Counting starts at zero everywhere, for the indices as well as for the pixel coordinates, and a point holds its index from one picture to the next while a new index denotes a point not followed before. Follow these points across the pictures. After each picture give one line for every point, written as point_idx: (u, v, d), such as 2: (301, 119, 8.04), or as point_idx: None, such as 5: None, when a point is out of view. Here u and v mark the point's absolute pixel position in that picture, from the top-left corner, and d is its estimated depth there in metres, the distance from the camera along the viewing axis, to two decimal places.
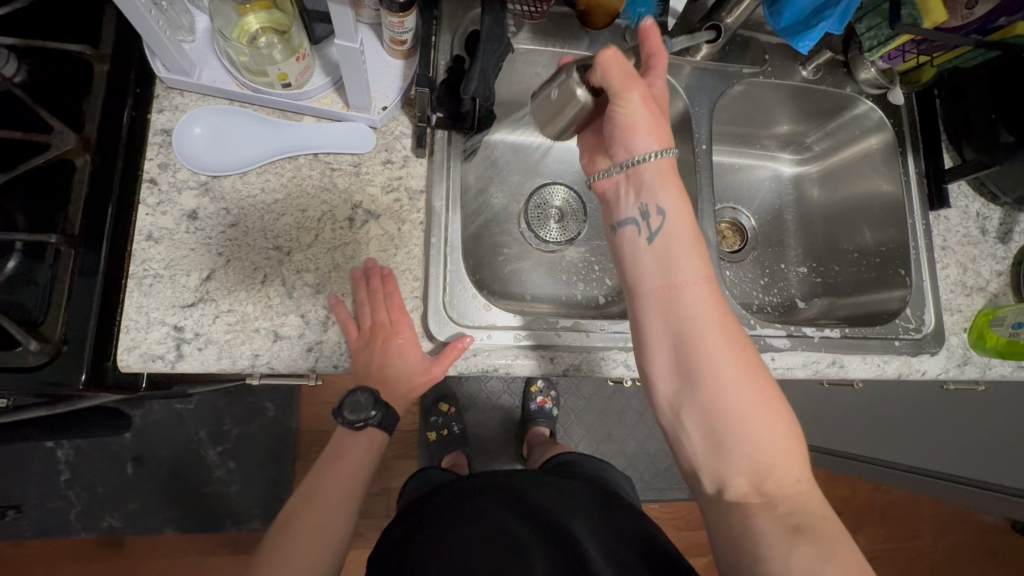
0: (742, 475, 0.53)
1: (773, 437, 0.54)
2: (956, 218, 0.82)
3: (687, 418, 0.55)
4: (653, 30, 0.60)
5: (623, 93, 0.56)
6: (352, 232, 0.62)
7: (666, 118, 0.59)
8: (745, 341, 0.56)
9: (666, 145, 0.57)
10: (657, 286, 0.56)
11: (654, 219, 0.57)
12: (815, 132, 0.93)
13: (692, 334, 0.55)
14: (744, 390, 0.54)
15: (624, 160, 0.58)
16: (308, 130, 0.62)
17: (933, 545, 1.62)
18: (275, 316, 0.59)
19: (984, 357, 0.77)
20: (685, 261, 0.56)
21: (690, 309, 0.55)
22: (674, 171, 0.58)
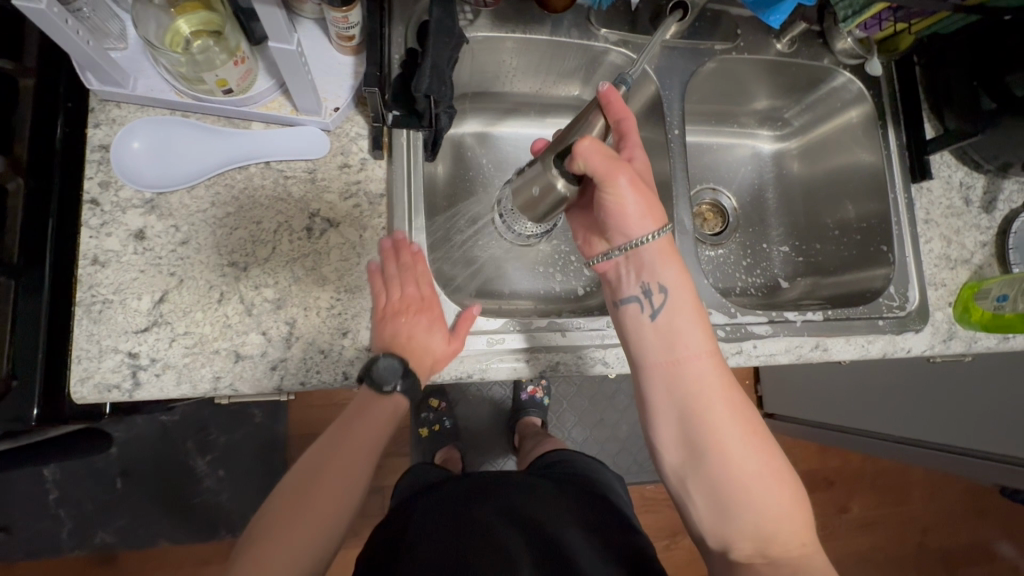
0: (747, 540, 0.55)
1: (779, 507, 0.55)
2: (939, 189, 0.80)
3: (694, 487, 0.57)
4: (613, 92, 0.57)
5: (610, 180, 0.56)
6: (311, 243, 0.59)
7: (655, 192, 0.60)
8: (750, 410, 0.58)
9: (660, 224, 0.58)
10: (661, 361, 0.58)
11: (656, 296, 0.59)
12: (793, 106, 0.91)
13: (699, 406, 0.57)
14: (751, 460, 0.56)
15: (623, 243, 0.59)
16: (257, 137, 0.59)
17: (925, 508, 1.65)
18: (234, 336, 0.56)
19: (969, 331, 0.76)
20: (689, 336, 0.58)
21: (696, 382, 0.57)
22: (671, 242, 0.59)
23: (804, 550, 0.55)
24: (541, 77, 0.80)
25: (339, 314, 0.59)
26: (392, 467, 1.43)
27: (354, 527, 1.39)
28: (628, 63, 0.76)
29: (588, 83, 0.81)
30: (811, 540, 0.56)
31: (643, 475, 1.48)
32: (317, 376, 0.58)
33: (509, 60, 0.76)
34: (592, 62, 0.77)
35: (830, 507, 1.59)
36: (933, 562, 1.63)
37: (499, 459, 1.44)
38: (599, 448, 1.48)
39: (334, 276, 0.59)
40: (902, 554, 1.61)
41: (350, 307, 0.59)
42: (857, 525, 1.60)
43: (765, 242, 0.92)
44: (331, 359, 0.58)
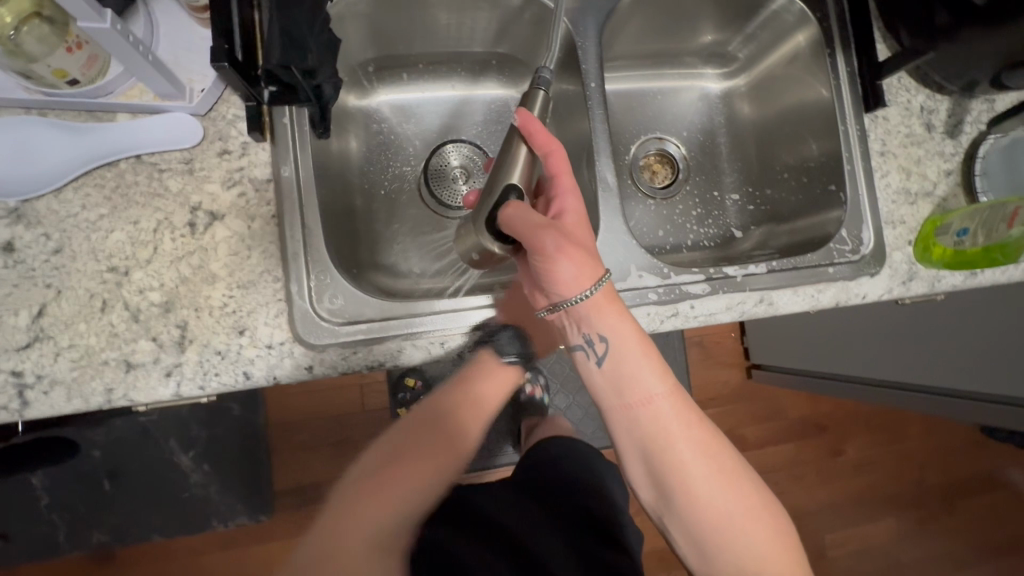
0: (729, 572, 0.56)
1: (752, 537, 0.56)
2: (896, 116, 0.73)
3: (669, 522, 0.58)
4: (528, 121, 0.58)
5: (537, 245, 0.54)
6: (195, 239, 0.55)
7: (590, 247, 0.56)
8: (714, 442, 0.58)
9: (597, 278, 0.54)
10: (618, 407, 0.57)
11: (597, 346, 0.56)
12: (738, 38, 0.83)
13: (660, 452, 0.56)
14: (716, 497, 0.56)
15: (558, 304, 0.55)
16: (123, 129, 0.54)
17: (923, 445, 1.62)
18: (123, 344, 0.54)
19: (932, 270, 0.70)
20: (642, 382, 0.57)
21: (654, 425, 0.57)
22: (611, 295, 0.56)
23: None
24: (453, 33, 0.74)
25: (234, 311, 0.56)
26: None
27: None
28: (533, 5, 0.69)
29: (502, 35, 0.74)
30: (798, 567, 0.56)
31: None
32: (216, 379, 0.55)
33: (411, 16, 0.70)
34: (503, 10, 0.70)
35: (825, 452, 1.57)
36: (935, 496, 1.61)
37: None
38: (583, 413, 1.47)
39: (225, 272, 0.56)
40: (902, 491, 1.60)
41: (245, 303, 0.56)
42: (854, 467, 1.58)
43: (719, 191, 0.87)
44: (229, 360, 0.55)
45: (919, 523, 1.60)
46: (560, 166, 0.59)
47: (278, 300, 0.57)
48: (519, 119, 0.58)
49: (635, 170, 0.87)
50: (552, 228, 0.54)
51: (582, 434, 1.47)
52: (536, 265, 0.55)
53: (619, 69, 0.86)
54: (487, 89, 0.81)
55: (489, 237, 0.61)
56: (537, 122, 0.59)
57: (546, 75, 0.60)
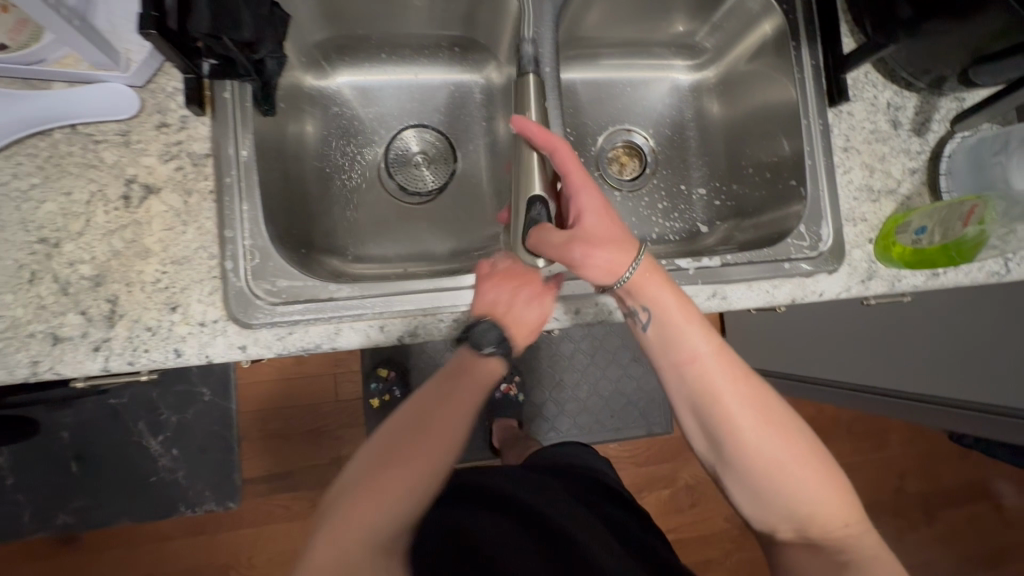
0: (785, 520, 0.54)
1: (811, 488, 0.53)
2: (861, 112, 0.72)
3: (723, 478, 0.57)
4: (522, 133, 0.59)
5: (566, 256, 0.56)
6: (129, 212, 0.55)
7: (614, 230, 0.57)
8: (763, 395, 0.55)
9: (629, 259, 0.56)
10: (667, 364, 0.57)
11: (641, 314, 0.57)
12: (706, 29, 0.82)
13: (709, 406, 0.55)
14: (769, 451, 0.54)
15: (605, 288, 0.58)
16: (57, 97, 0.53)
17: (903, 453, 1.60)
18: (51, 317, 0.53)
19: (892, 269, 0.69)
20: (686, 339, 0.56)
21: (702, 381, 0.55)
22: (649, 265, 0.57)
23: (848, 528, 0.53)
24: (413, 15, 0.73)
25: (167, 287, 0.55)
26: (351, 438, 1.43)
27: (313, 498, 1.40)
28: None
29: (461, 17, 0.73)
30: (855, 519, 0.54)
31: (603, 432, 1.46)
32: (146, 355, 0.54)
33: None
34: None
35: None
36: (915, 505, 1.60)
37: None
38: (558, 410, 1.46)
39: (159, 247, 0.55)
40: (881, 498, 1.59)
41: (178, 279, 0.55)
42: None
43: (687, 185, 0.86)
44: (160, 336, 0.54)
45: (898, 533, 1.58)
46: (568, 162, 0.59)
47: (214, 278, 0.56)
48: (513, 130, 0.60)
49: (603, 162, 0.86)
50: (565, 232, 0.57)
51: (557, 431, 1.47)
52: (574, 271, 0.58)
53: (587, 57, 0.85)
54: (450, 74, 0.80)
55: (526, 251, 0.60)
56: (532, 128, 0.60)
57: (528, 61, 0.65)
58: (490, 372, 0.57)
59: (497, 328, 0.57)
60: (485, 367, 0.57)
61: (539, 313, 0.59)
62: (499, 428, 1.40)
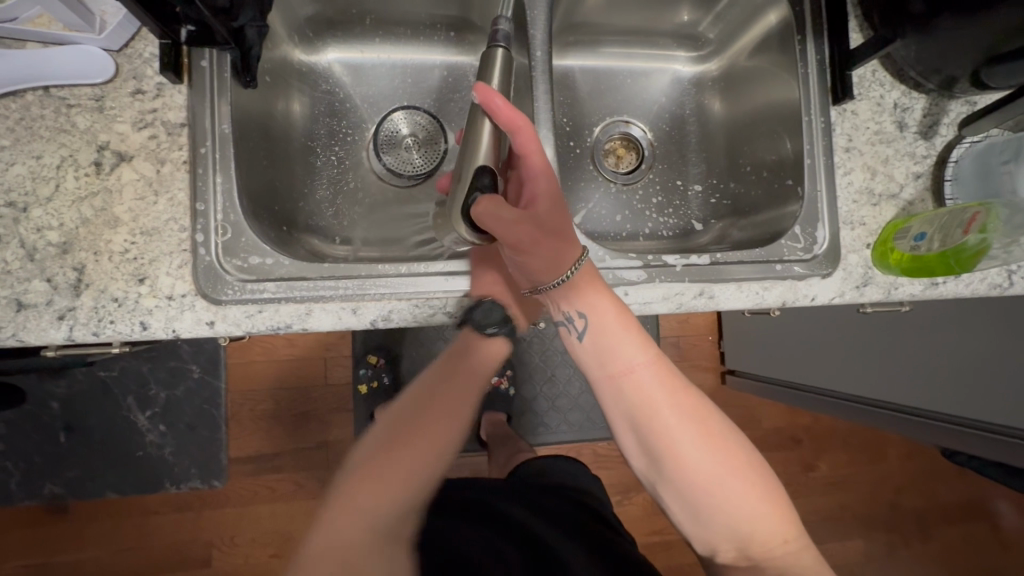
0: (727, 540, 0.53)
1: (745, 505, 0.53)
2: (866, 112, 0.69)
3: (662, 495, 0.56)
4: (494, 102, 0.57)
5: (511, 239, 0.55)
6: (100, 179, 0.53)
7: (562, 227, 0.57)
8: (701, 409, 0.55)
9: (576, 257, 0.56)
10: (601, 375, 0.57)
11: (577, 322, 0.57)
12: (710, 19, 0.79)
13: (646, 420, 0.55)
14: (706, 465, 0.53)
15: (538, 288, 0.58)
16: (29, 57, 0.52)
17: (900, 467, 1.58)
18: (16, 282, 0.52)
19: (888, 276, 0.67)
20: (622, 349, 0.56)
21: (638, 392, 0.55)
22: (590, 272, 0.57)
23: (787, 546, 0.53)
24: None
25: (135, 258, 0.53)
26: (339, 423, 1.42)
27: (299, 481, 1.40)
28: None
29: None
30: (795, 537, 0.53)
31: (592, 431, 1.44)
32: (111, 326, 0.53)
33: None
34: None
35: (795, 465, 1.54)
36: (910, 521, 1.57)
37: None
38: (549, 406, 1.45)
39: (129, 216, 0.54)
40: (874, 512, 1.56)
41: (147, 250, 0.54)
42: (824, 483, 1.55)
43: (683, 181, 0.84)
44: (126, 308, 0.53)
45: (890, 548, 1.55)
46: (529, 146, 0.57)
47: (183, 251, 0.54)
48: (478, 95, 0.57)
49: (599, 153, 0.84)
50: (511, 213, 0.56)
51: (546, 427, 1.45)
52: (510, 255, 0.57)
53: (588, 44, 0.82)
54: (444, 55, 0.78)
55: (463, 226, 0.59)
56: (502, 102, 0.57)
57: (503, 30, 0.60)
58: (495, 353, 0.63)
59: (500, 309, 0.60)
60: (490, 350, 0.63)
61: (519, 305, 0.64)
62: (486, 422, 1.41)
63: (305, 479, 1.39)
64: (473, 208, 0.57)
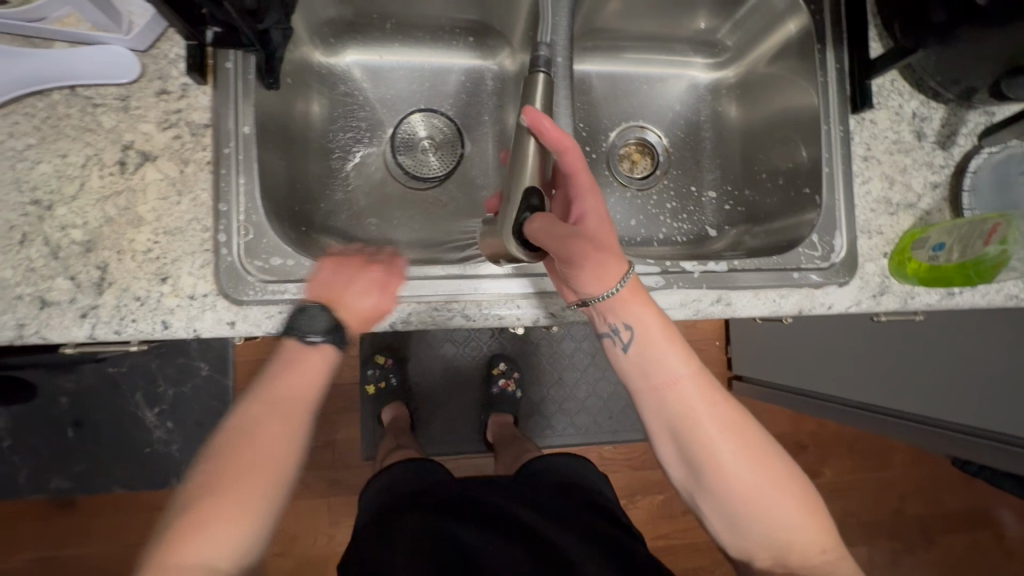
0: (764, 550, 0.53)
1: (784, 516, 0.53)
2: (884, 121, 0.69)
3: (702, 505, 0.55)
4: (540, 120, 0.56)
5: (562, 253, 0.53)
6: (124, 179, 0.54)
7: (613, 243, 0.55)
8: (742, 421, 0.55)
9: (622, 273, 0.53)
10: (644, 387, 0.56)
11: (622, 333, 0.55)
12: (728, 26, 0.80)
13: (689, 432, 0.54)
14: (748, 476, 0.53)
15: (587, 301, 0.55)
16: (56, 57, 0.52)
17: (907, 475, 1.57)
18: (39, 280, 0.52)
19: (906, 286, 0.67)
20: (668, 362, 0.54)
21: (682, 404, 0.54)
22: (636, 288, 0.54)
23: (822, 555, 0.53)
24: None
25: (158, 258, 0.54)
26: (345, 423, 1.42)
27: (305, 479, 1.40)
28: None
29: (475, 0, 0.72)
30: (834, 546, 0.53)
31: (598, 435, 1.44)
32: (133, 325, 0.53)
33: None
34: None
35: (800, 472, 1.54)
36: (916, 530, 1.57)
37: (452, 417, 1.42)
38: (556, 409, 1.45)
39: (152, 216, 0.54)
40: (880, 519, 1.56)
41: (170, 250, 0.54)
42: (830, 490, 1.54)
43: (698, 187, 0.84)
44: (148, 307, 0.53)
45: (895, 556, 1.55)
46: (576, 164, 0.56)
47: (206, 252, 0.55)
48: (528, 118, 0.56)
49: (614, 158, 0.84)
50: (563, 227, 0.53)
51: (552, 430, 1.45)
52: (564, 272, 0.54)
53: (605, 49, 0.82)
54: (462, 59, 0.78)
55: (515, 245, 0.56)
56: (548, 122, 0.56)
57: (546, 59, 0.61)
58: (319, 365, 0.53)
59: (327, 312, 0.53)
60: (313, 361, 0.53)
61: (377, 310, 0.56)
62: (493, 425, 1.35)
63: (311, 478, 1.40)
64: (524, 226, 0.56)
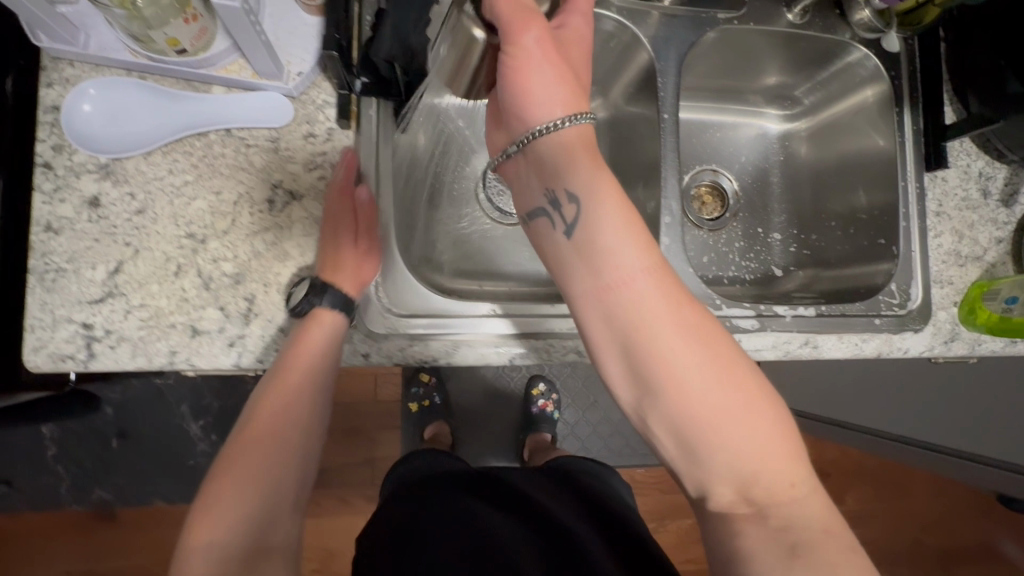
0: (726, 483, 0.48)
1: (745, 432, 0.47)
2: (954, 179, 0.74)
3: (650, 419, 0.50)
4: None
5: (515, 40, 0.50)
6: (272, 216, 0.57)
7: (576, 82, 0.54)
8: (701, 324, 0.49)
9: (575, 110, 0.51)
10: (590, 285, 0.49)
11: (568, 211, 0.51)
12: (805, 83, 0.85)
13: (638, 337, 0.48)
14: (704, 385, 0.48)
15: (523, 127, 0.52)
16: (217, 102, 0.56)
17: (924, 505, 1.62)
18: (191, 310, 0.55)
19: (974, 333, 0.71)
20: (619, 253, 0.49)
21: (633, 307, 0.48)
22: (587, 140, 0.52)
23: (793, 490, 0.48)
24: None
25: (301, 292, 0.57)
26: (385, 439, 1.44)
27: (344, 495, 1.41)
28: (623, 32, 0.70)
29: None
30: (802, 481, 0.48)
31: (634, 458, 1.47)
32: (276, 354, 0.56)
33: None
34: None
35: None
36: (933, 559, 1.61)
37: (490, 436, 1.45)
38: (591, 431, 1.49)
39: (296, 252, 0.57)
40: (899, 548, 1.60)
41: None
42: (852, 518, 1.59)
43: (765, 229, 0.88)
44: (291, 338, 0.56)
45: None
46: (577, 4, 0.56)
47: None
48: None
49: (688, 200, 0.88)
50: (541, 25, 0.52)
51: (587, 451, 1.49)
52: (512, 69, 0.51)
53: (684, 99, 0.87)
54: None
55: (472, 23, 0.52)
56: None
57: None
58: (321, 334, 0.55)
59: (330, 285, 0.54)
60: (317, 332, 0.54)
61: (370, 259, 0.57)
62: (531, 443, 1.36)
63: (350, 494, 1.41)
64: None
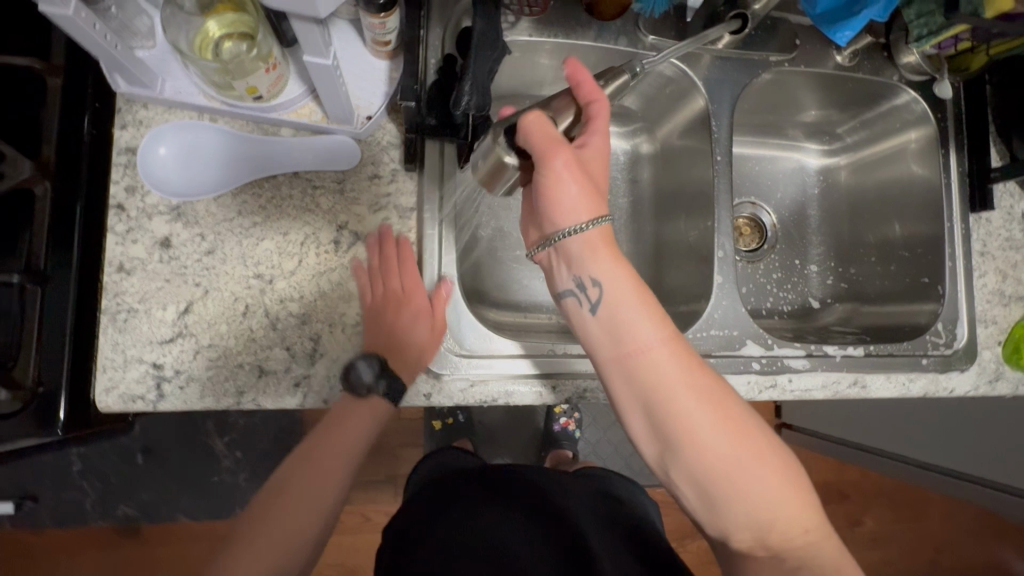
0: (745, 530, 0.48)
1: (764, 488, 0.47)
2: (998, 220, 0.75)
3: (674, 477, 0.49)
4: (583, 71, 0.49)
5: (544, 162, 0.47)
6: (338, 257, 0.57)
7: (601, 188, 0.50)
8: (719, 389, 0.48)
9: (597, 214, 0.48)
10: (610, 355, 0.49)
11: (590, 290, 0.49)
12: (848, 121, 0.86)
13: (658, 401, 0.47)
14: (724, 447, 0.47)
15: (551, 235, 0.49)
16: (285, 144, 0.56)
17: (942, 526, 1.62)
18: (258, 350, 0.55)
19: (1017, 372, 0.72)
20: (637, 325, 0.48)
21: (653, 375, 0.47)
22: (609, 238, 0.49)
23: (806, 535, 0.48)
24: None
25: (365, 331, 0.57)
26: (406, 457, 1.44)
27: (365, 512, 1.41)
28: (680, 77, 0.72)
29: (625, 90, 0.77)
30: (816, 525, 0.48)
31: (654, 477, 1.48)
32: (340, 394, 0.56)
33: None
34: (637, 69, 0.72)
35: (842, 520, 1.58)
36: None
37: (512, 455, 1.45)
38: (613, 450, 1.49)
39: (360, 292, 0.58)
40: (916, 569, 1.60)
41: None
42: (869, 538, 1.59)
43: (802, 260, 0.87)
44: None
45: None
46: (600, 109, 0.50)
47: None
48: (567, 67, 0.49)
49: None
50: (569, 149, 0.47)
51: None
52: (540, 184, 0.48)
53: None
54: None
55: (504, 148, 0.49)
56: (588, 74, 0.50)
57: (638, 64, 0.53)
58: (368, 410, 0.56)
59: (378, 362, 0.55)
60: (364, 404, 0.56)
61: (435, 333, 0.57)
62: (551, 458, 1.37)
63: (372, 511, 1.42)
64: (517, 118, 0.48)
